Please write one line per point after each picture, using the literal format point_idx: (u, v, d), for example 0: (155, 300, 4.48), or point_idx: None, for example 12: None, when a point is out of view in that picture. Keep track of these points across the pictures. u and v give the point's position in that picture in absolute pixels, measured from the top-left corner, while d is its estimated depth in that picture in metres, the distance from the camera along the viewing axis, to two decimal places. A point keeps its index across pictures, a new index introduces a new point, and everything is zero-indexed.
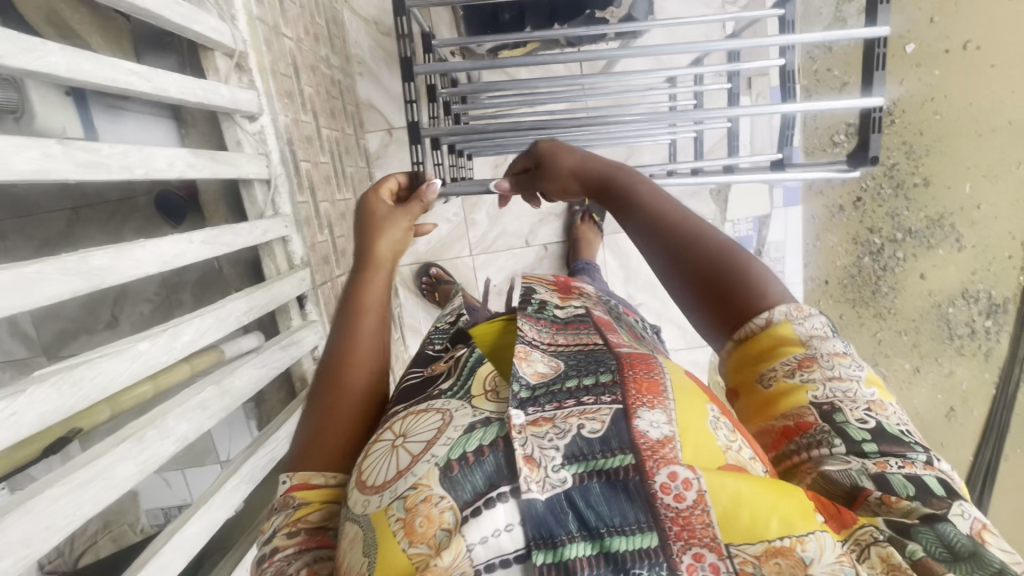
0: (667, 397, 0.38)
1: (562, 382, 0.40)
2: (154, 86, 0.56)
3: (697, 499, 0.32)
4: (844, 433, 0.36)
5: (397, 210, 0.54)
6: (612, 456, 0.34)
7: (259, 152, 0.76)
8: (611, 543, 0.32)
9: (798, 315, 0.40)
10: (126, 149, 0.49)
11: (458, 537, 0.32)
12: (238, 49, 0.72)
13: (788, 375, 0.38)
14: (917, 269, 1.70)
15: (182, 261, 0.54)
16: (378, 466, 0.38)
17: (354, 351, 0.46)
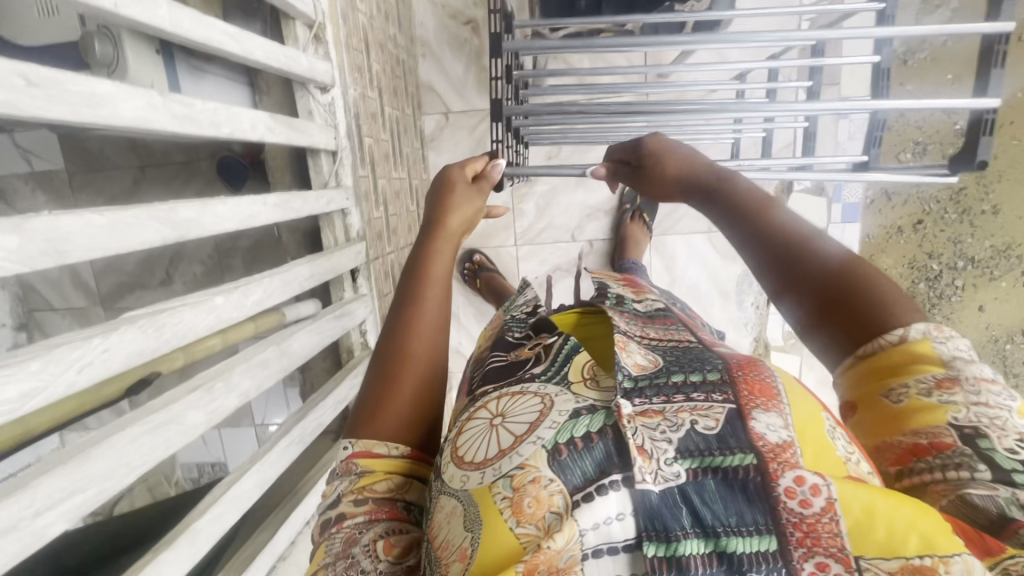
0: (781, 401, 0.36)
1: (666, 375, 0.39)
2: (242, 48, 0.57)
3: (824, 505, 0.30)
4: (993, 459, 0.31)
5: (469, 186, 0.56)
6: (730, 454, 0.33)
7: (328, 123, 0.77)
8: (726, 543, 0.30)
9: (938, 335, 0.36)
10: (216, 107, 0.50)
11: (570, 521, 0.31)
12: (318, 20, 0.73)
13: (924, 394, 0.34)
14: (976, 301, 1.61)
15: (256, 222, 0.55)
16: (474, 442, 0.37)
17: (419, 320, 0.45)
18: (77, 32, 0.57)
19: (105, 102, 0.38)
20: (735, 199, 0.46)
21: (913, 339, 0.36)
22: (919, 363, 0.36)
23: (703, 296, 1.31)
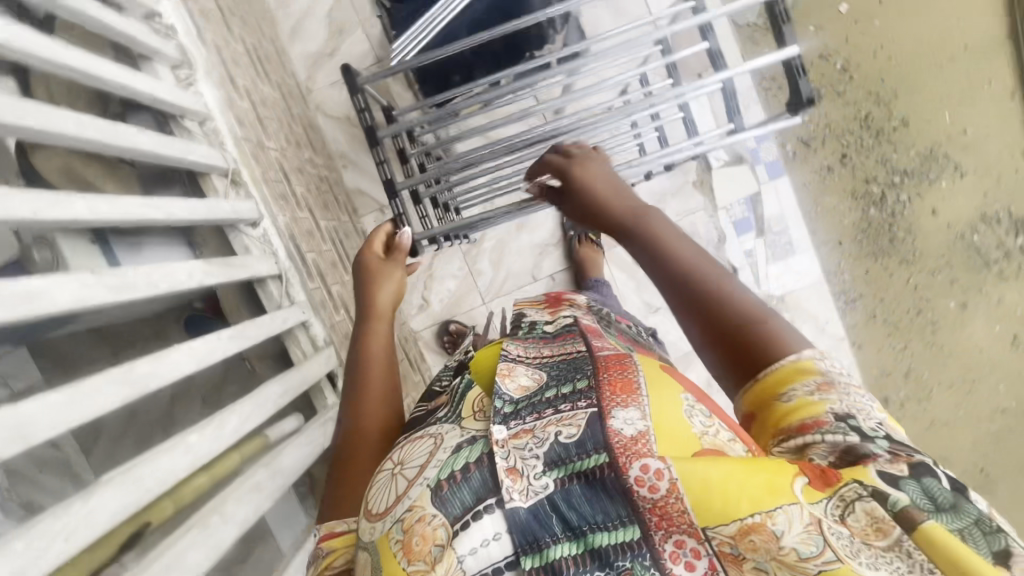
0: (637, 398, 0.51)
1: (542, 394, 0.55)
2: (166, 213, 0.62)
3: (670, 488, 0.41)
4: (858, 429, 0.42)
5: (386, 263, 0.74)
6: (589, 458, 0.47)
7: (266, 252, 0.82)
8: (594, 538, 0.44)
9: (816, 356, 0.48)
10: (150, 269, 0.55)
11: (449, 551, 0.45)
12: (230, 168, 0.80)
13: (808, 394, 0.45)
14: (928, 206, 1.75)
15: (214, 358, 0.58)
16: (379, 496, 0.52)
17: (370, 388, 0.63)
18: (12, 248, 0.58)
19: (41, 294, 0.42)
20: (667, 243, 0.60)
21: (799, 358, 0.48)
22: (802, 371, 0.47)
23: None
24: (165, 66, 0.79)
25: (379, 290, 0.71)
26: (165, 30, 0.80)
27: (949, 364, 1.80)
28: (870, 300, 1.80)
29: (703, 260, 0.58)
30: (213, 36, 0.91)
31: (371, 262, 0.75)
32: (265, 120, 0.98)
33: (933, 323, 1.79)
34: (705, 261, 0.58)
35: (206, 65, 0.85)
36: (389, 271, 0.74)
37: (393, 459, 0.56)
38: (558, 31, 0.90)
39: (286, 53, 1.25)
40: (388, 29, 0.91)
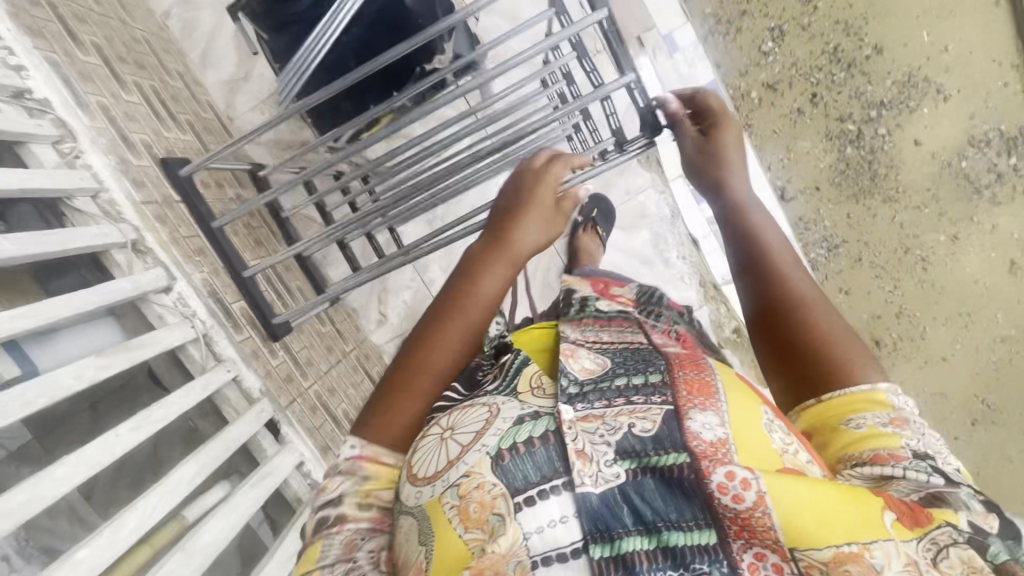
0: (716, 400, 0.52)
1: (611, 379, 0.55)
2: (44, 317, 0.63)
3: (756, 501, 0.43)
4: (936, 469, 0.46)
5: (530, 210, 0.71)
6: (667, 455, 0.48)
7: (182, 317, 0.83)
8: (668, 537, 0.43)
9: (892, 392, 0.53)
10: (23, 389, 0.56)
11: (513, 525, 0.44)
12: (129, 239, 0.80)
13: (882, 425, 0.50)
14: (909, 136, 1.63)
15: (113, 458, 0.61)
16: (428, 460, 0.52)
17: (432, 349, 0.61)
18: None
19: None
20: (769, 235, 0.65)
21: (874, 390, 0.53)
22: (876, 404, 0.52)
23: (630, 272, 1.31)
24: (45, 146, 0.77)
25: (522, 231, 0.68)
26: (38, 106, 0.77)
27: (943, 300, 1.69)
28: (853, 243, 1.70)
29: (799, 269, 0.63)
30: (99, 94, 0.87)
31: (551, 195, 0.72)
32: (171, 171, 0.95)
33: (924, 259, 1.68)
34: (800, 273, 0.62)
35: (92, 132, 0.82)
36: (527, 221, 0.70)
37: (438, 424, 0.55)
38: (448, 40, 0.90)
39: (199, 83, 1.22)
40: (269, 63, 0.86)
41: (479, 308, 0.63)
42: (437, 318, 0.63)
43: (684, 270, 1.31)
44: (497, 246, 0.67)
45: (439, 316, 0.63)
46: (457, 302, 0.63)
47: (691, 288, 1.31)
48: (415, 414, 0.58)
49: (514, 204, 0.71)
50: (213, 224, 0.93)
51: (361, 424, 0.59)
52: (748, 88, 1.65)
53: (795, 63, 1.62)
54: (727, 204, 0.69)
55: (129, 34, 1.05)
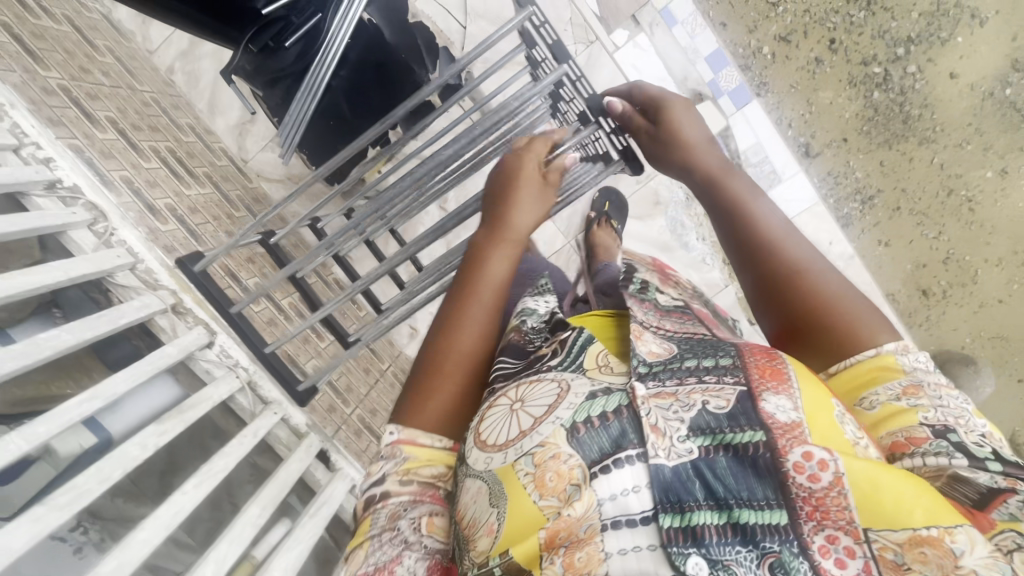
0: (792, 386, 0.49)
1: (680, 361, 0.54)
2: (106, 396, 0.69)
3: (833, 482, 0.42)
4: (961, 447, 0.45)
5: (525, 174, 0.72)
6: (743, 433, 0.46)
7: (227, 368, 0.90)
8: (739, 513, 0.43)
9: (902, 351, 0.55)
10: (99, 467, 0.63)
11: (588, 489, 0.45)
12: (169, 303, 0.86)
13: (897, 399, 0.51)
14: (944, 69, 1.52)
15: (183, 515, 0.67)
16: (497, 427, 0.52)
17: (455, 343, 0.63)
18: (49, 472, 0.70)
19: None
20: (745, 201, 0.66)
21: (885, 354, 0.55)
22: (889, 372, 0.54)
23: None
24: (83, 230, 0.83)
25: (517, 211, 0.70)
26: (69, 194, 0.83)
27: (995, 241, 1.57)
28: (889, 192, 1.59)
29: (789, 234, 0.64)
30: (121, 169, 0.93)
31: (539, 169, 0.74)
32: (197, 229, 1.01)
33: (970, 199, 1.57)
34: (800, 250, 0.63)
35: (120, 209, 0.87)
36: (520, 194, 0.71)
37: (507, 394, 0.54)
38: (434, 70, 0.93)
39: (211, 131, 1.28)
40: (269, 118, 0.94)
41: (491, 293, 0.66)
42: (457, 306, 0.65)
43: (705, 252, 1.30)
44: (497, 232, 0.69)
45: (459, 303, 0.65)
46: (471, 289, 0.66)
47: (715, 269, 1.30)
48: (442, 402, 0.61)
49: (503, 184, 0.72)
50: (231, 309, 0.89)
51: (401, 409, 0.62)
52: (759, 45, 1.55)
53: (808, 11, 1.53)
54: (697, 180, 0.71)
55: (139, 100, 1.10)
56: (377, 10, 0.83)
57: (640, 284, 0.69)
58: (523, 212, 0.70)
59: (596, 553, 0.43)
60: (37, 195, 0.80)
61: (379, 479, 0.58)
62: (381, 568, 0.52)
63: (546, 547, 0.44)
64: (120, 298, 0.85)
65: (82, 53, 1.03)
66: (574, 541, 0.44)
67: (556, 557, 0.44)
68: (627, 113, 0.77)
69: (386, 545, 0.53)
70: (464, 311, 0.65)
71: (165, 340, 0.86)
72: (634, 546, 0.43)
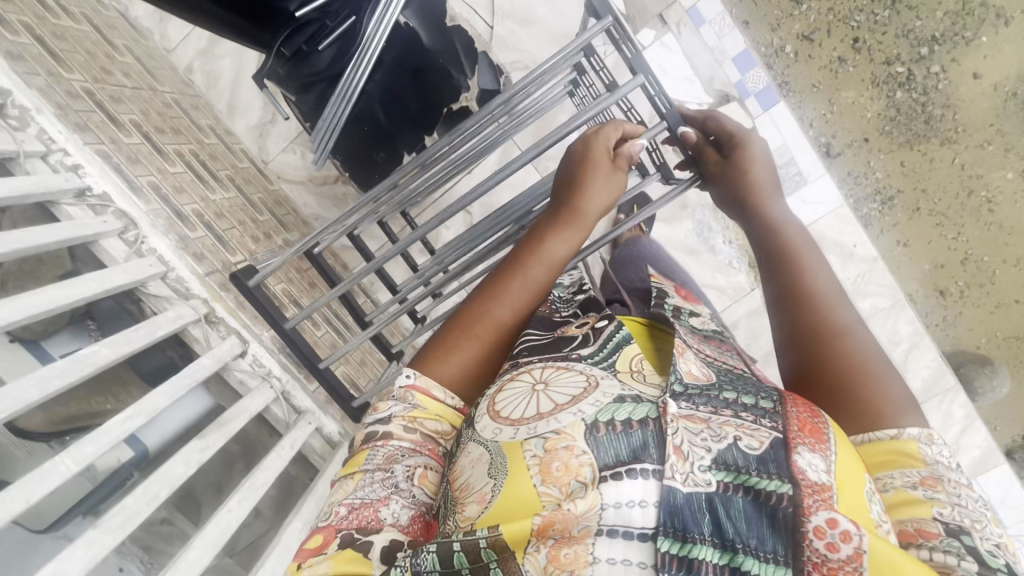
0: (828, 447, 0.49)
1: (718, 391, 0.53)
2: (149, 412, 0.68)
3: (852, 557, 0.40)
4: (974, 551, 0.43)
5: (608, 163, 0.70)
6: (770, 481, 0.45)
7: (260, 379, 0.89)
8: (740, 559, 0.42)
9: (926, 441, 0.54)
10: (146, 486, 0.62)
11: (593, 491, 0.44)
12: (202, 312, 0.85)
13: (913, 487, 0.50)
14: (968, 69, 1.51)
15: (228, 533, 0.67)
16: (515, 403, 0.52)
17: (493, 311, 0.63)
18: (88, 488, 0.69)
19: None
20: (801, 258, 0.67)
21: (905, 440, 0.54)
22: (911, 458, 0.53)
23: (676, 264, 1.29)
24: (113, 239, 0.81)
25: (590, 194, 0.68)
26: (99, 202, 0.81)
27: (1014, 242, 1.57)
28: (910, 193, 1.58)
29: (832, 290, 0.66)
30: (148, 174, 0.91)
31: (608, 152, 0.70)
32: (224, 234, 0.99)
33: (989, 200, 1.56)
34: (842, 307, 0.64)
35: (149, 216, 0.85)
36: (594, 179, 0.69)
37: (530, 372, 0.54)
38: (472, 74, 0.91)
39: (231, 132, 1.25)
40: (300, 122, 0.92)
41: (539, 270, 0.65)
42: (503, 274, 0.65)
43: (731, 255, 1.30)
44: (565, 211, 0.68)
45: (507, 271, 0.65)
46: (523, 262, 0.65)
47: (741, 273, 1.30)
48: (463, 362, 0.60)
49: (577, 164, 0.70)
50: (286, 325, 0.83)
51: (423, 356, 0.62)
52: (782, 43, 1.54)
53: (832, 9, 1.52)
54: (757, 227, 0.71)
55: (160, 101, 1.08)
56: (414, 12, 0.81)
57: (673, 310, 0.68)
58: (591, 198, 0.69)
59: (584, 555, 0.42)
60: (67, 204, 0.78)
61: (383, 418, 0.56)
62: (367, 506, 0.50)
63: (536, 534, 0.43)
64: (153, 308, 0.83)
65: (103, 53, 1.01)
66: (565, 537, 0.43)
67: (543, 547, 0.43)
68: (699, 145, 0.75)
69: (377, 485, 0.51)
70: (508, 281, 0.65)
71: (199, 351, 0.85)
72: (624, 558, 0.42)
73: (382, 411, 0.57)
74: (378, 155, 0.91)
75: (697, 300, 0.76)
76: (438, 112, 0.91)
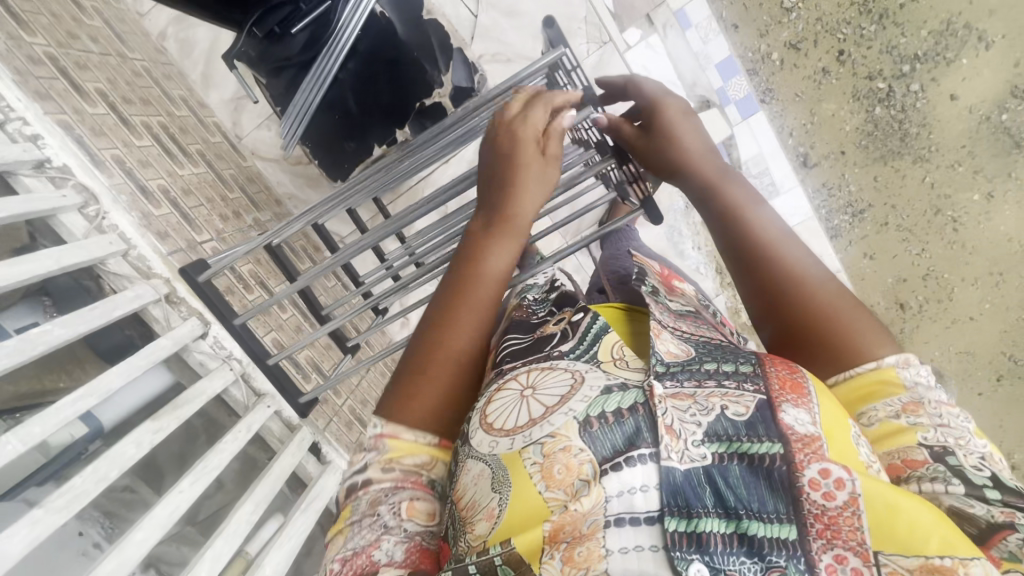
0: (809, 398, 0.49)
1: (699, 364, 0.53)
2: (102, 393, 0.68)
3: (848, 502, 0.42)
4: (958, 472, 0.45)
5: (545, 160, 0.64)
6: (760, 444, 0.46)
7: (220, 361, 0.89)
8: (747, 525, 0.43)
9: (903, 365, 0.53)
10: (96, 466, 0.63)
11: (597, 487, 0.45)
12: (163, 292, 0.84)
13: (894, 417, 0.50)
14: (946, 90, 1.53)
15: (179, 513, 0.69)
16: (508, 412, 0.51)
17: (443, 338, 0.57)
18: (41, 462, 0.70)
19: None
20: (752, 211, 0.62)
21: (886, 367, 0.53)
22: (890, 387, 0.52)
23: None
24: (73, 214, 0.79)
25: (525, 193, 0.62)
26: (59, 174, 0.79)
27: (974, 261, 1.61)
28: (879, 208, 1.61)
29: (790, 242, 0.60)
30: (112, 147, 0.89)
31: (544, 147, 0.64)
32: (190, 212, 0.99)
33: (954, 220, 1.59)
34: (803, 256, 0.60)
35: (112, 191, 0.84)
36: (532, 176, 0.63)
37: (518, 379, 0.54)
38: (445, 71, 0.91)
39: (204, 105, 1.23)
40: (270, 106, 0.90)
41: (484, 281, 0.59)
42: (445, 296, 0.59)
43: (699, 261, 1.33)
44: (501, 213, 0.62)
45: (449, 291, 0.59)
46: (463, 277, 0.59)
47: (707, 278, 1.33)
48: (431, 399, 0.55)
49: (507, 160, 0.63)
50: (237, 321, 0.80)
51: (385, 404, 0.57)
52: (768, 50, 1.55)
53: (821, 19, 1.53)
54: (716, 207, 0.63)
55: (129, 69, 1.05)
56: (390, 2, 0.81)
57: (653, 286, 0.66)
58: (532, 196, 0.62)
59: (597, 550, 0.43)
60: (25, 175, 0.77)
61: (359, 472, 0.54)
62: (360, 554, 0.49)
63: (549, 540, 0.45)
64: (112, 286, 0.83)
65: (70, 16, 0.97)
66: (576, 537, 0.44)
67: (557, 552, 0.44)
68: (615, 125, 0.71)
69: (365, 531, 0.50)
70: (454, 299, 0.59)
71: (159, 330, 0.85)
72: (636, 545, 0.43)
73: (358, 465, 0.54)
74: (348, 144, 0.91)
75: (677, 280, 0.78)
76: (412, 105, 0.91)
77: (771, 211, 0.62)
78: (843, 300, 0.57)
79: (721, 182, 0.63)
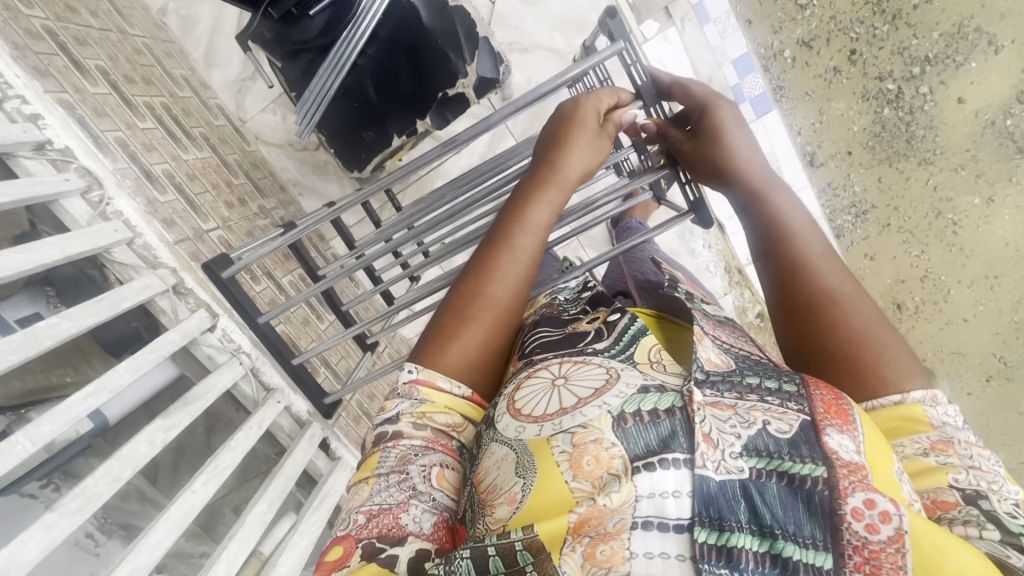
0: (854, 425, 0.44)
1: (740, 376, 0.49)
2: (112, 389, 0.65)
3: (893, 538, 0.36)
4: (994, 518, 0.39)
5: (596, 125, 0.64)
6: (803, 464, 0.40)
7: (229, 354, 0.87)
8: (782, 546, 0.38)
9: (930, 401, 0.49)
10: (109, 467, 0.60)
11: (628, 484, 0.41)
12: (171, 283, 0.81)
13: (923, 455, 0.45)
14: (953, 93, 1.53)
15: (193, 513, 0.67)
16: (538, 400, 0.49)
17: (484, 291, 0.58)
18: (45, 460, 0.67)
19: (11, 564, 0.48)
20: (787, 222, 0.59)
21: (911, 403, 0.48)
22: (917, 423, 0.47)
23: None
24: (76, 199, 0.75)
25: (571, 153, 0.62)
26: (60, 156, 0.74)
27: (970, 265, 1.60)
28: (883, 209, 1.62)
29: (827, 260, 0.57)
30: (115, 129, 0.85)
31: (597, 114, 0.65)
32: (196, 199, 0.95)
33: (955, 223, 1.59)
34: (838, 275, 0.56)
35: (115, 175, 0.80)
36: (581, 138, 0.63)
37: (549, 368, 0.52)
38: (471, 61, 0.86)
39: (206, 85, 1.19)
40: (285, 91, 0.86)
41: (526, 239, 0.60)
42: (487, 251, 0.60)
43: (709, 259, 1.33)
44: (545, 169, 0.62)
45: (491, 247, 0.60)
46: (506, 234, 0.60)
47: (716, 277, 1.33)
48: (467, 349, 0.57)
49: (561, 121, 0.64)
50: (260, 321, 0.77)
51: (424, 347, 0.58)
52: (781, 47, 1.57)
53: (834, 18, 1.54)
54: (758, 215, 0.60)
55: (130, 46, 1.00)
56: None
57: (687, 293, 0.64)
58: (578, 160, 0.63)
59: (621, 551, 0.39)
60: (25, 157, 0.71)
61: (392, 418, 0.54)
62: (386, 512, 0.47)
63: (573, 531, 0.40)
64: (117, 276, 0.79)
65: None
66: (601, 533, 0.40)
67: (579, 545, 0.40)
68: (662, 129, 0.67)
69: (393, 489, 0.49)
70: (497, 256, 0.60)
71: (166, 323, 0.82)
72: (662, 550, 0.38)
73: (389, 412, 0.55)
74: (366, 133, 0.88)
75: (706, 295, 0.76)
76: (434, 95, 0.88)
77: (810, 224, 0.59)
78: (879, 328, 0.53)
79: (757, 188, 0.60)
